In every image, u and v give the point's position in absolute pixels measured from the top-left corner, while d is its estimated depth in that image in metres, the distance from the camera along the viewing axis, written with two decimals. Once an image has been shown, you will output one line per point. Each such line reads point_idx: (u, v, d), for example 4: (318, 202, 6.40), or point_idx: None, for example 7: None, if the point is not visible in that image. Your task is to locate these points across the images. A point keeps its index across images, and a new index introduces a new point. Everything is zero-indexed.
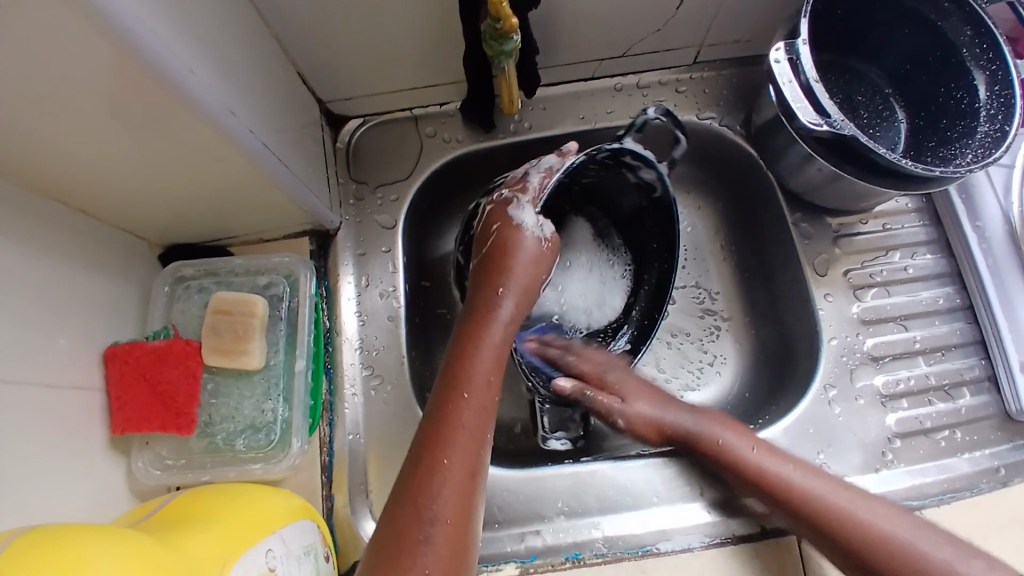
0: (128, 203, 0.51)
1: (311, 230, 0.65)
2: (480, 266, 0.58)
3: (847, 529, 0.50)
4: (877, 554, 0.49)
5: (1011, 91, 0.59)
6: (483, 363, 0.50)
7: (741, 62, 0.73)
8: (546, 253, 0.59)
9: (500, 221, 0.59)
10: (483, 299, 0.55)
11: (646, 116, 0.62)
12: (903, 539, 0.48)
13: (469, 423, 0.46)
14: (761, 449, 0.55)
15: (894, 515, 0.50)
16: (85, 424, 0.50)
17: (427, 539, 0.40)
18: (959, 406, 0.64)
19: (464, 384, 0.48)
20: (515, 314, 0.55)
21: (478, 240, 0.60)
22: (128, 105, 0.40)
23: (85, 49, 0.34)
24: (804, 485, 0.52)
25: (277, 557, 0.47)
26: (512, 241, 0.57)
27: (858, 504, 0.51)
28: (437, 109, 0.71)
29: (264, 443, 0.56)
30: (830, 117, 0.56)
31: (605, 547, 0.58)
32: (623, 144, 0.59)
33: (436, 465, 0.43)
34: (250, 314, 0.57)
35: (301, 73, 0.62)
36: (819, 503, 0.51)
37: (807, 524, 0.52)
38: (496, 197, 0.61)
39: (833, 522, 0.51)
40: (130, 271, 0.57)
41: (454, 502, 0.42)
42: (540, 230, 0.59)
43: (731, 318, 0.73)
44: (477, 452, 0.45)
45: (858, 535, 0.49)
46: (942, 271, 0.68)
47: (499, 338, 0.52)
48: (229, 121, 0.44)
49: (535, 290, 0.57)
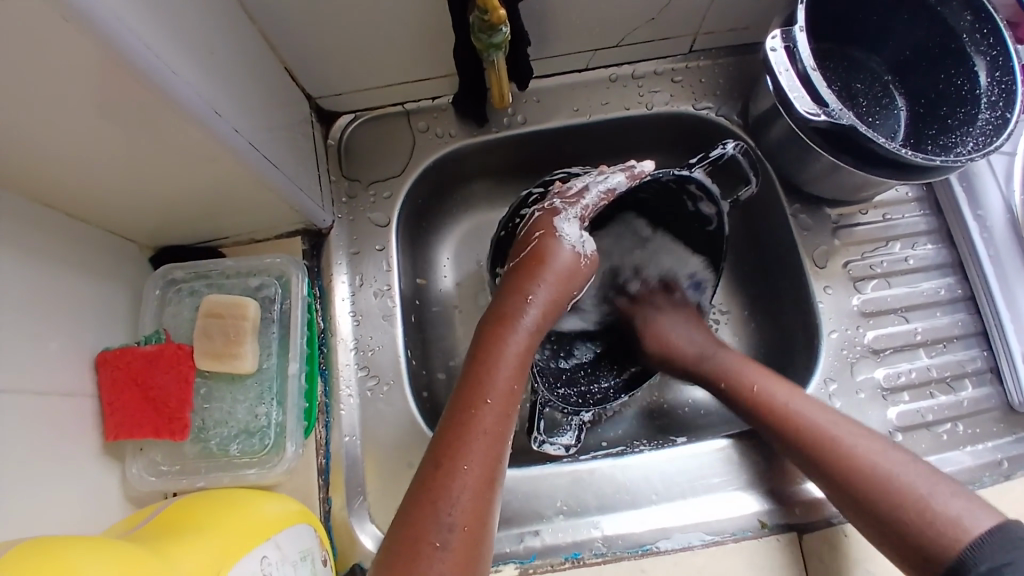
0: (115, 206, 0.50)
1: (303, 230, 0.64)
2: (514, 269, 0.57)
3: (838, 457, 0.50)
4: (863, 486, 0.49)
5: (1011, 78, 0.58)
6: (507, 370, 0.48)
7: (738, 50, 0.72)
8: (582, 269, 0.58)
9: (543, 229, 0.58)
10: (511, 303, 0.53)
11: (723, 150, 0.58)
12: (892, 467, 0.48)
13: (490, 430, 0.45)
14: (769, 379, 0.56)
15: (891, 451, 0.50)
16: (78, 431, 0.49)
17: (442, 544, 0.40)
18: (960, 398, 0.64)
19: (486, 389, 0.47)
20: (540, 322, 0.53)
21: (517, 242, 0.60)
22: (111, 108, 0.39)
23: (65, 49, 0.33)
24: (802, 413, 0.53)
25: (272, 564, 0.47)
26: (550, 251, 0.56)
27: (854, 436, 0.51)
28: (429, 104, 0.70)
29: (258, 447, 0.56)
30: (828, 107, 0.55)
31: (604, 546, 0.58)
32: (691, 174, 0.58)
33: (454, 470, 0.43)
34: (242, 316, 0.56)
35: (289, 69, 0.61)
36: (816, 432, 0.52)
37: (802, 452, 0.52)
38: (544, 204, 0.60)
39: (824, 448, 0.51)
40: (120, 274, 0.56)
41: (470, 509, 0.42)
42: (580, 247, 0.58)
43: (730, 310, 0.73)
44: (496, 458, 0.45)
45: (844, 459, 0.50)
46: (943, 262, 0.67)
47: (524, 346, 0.51)
48: (214, 120, 0.43)
49: (565, 302, 0.56)
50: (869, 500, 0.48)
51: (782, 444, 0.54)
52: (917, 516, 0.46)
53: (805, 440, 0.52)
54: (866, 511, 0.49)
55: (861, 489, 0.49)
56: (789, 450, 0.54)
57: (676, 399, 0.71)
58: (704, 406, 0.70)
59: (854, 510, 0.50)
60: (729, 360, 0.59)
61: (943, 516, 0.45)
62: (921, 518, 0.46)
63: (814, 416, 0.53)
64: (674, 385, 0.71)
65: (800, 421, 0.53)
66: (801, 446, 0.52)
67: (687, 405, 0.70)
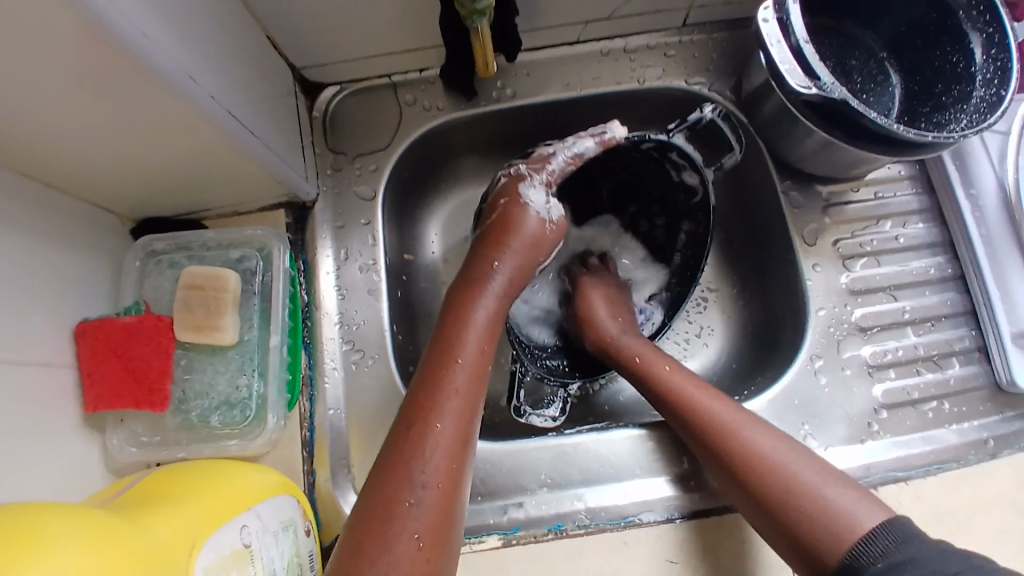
0: (93, 176, 0.49)
1: (286, 202, 0.63)
2: (482, 236, 0.57)
3: (737, 447, 0.50)
4: (760, 476, 0.48)
5: (1007, 55, 0.56)
6: (477, 332, 0.49)
7: (732, 24, 0.71)
8: (548, 235, 0.58)
9: (508, 195, 0.58)
10: (478, 270, 0.54)
11: (704, 114, 0.67)
12: (786, 465, 0.48)
13: (462, 390, 0.45)
14: (680, 371, 0.56)
15: (790, 449, 0.49)
16: (57, 402, 0.49)
17: (415, 502, 0.40)
18: (947, 377, 0.63)
19: (457, 350, 0.47)
20: (507, 288, 0.54)
21: (485, 211, 0.59)
22: (88, 72, 0.38)
23: (42, 18, 0.33)
24: (707, 406, 0.53)
25: (253, 533, 0.47)
26: (517, 218, 0.56)
27: (756, 430, 0.51)
28: (416, 76, 0.69)
29: (239, 419, 0.56)
30: (820, 79, 0.55)
31: (587, 518, 0.58)
32: (672, 139, 0.62)
33: (427, 429, 0.43)
34: (221, 289, 0.56)
35: (272, 39, 0.60)
36: (714, 426, 0.52)
37: (704, 442, 0.52)
38: (510, 170, 0.60)
39: (722, 439, 0.51)
40: (101, 246, 0.56)
41: (444, 467, 0.42)
42: (546, 211, 0.58)
43: (718, 289, 0.73)
44: (469, 418, 0.45)
45: (739, 449, 0.50)
46: (934, 240, 0.67)
47: (492, 310, 0.51)
48: (190, 86, 0.42)
49: (532, 268, 0.56)
50: (762, 495, 0.48)
51: (686, 435, 0.54)
52: (810, 510, 0.46)
53: (706, 428, 0.52)
54: (759, 503, 0.48)
55: (756, 480, 0.48)
56: (691, 439, 0.53)
57: None
58: None
59: (749, 502, 0.49)
60: (642, 349, 0.59)
61: (839, 511, 0.45)
62: (814, 513, 0.45)
63: (718, 412, 0.52)
64: None
65: (704, 413, 0.52)
66: (700, 435, 0.52)
67: None
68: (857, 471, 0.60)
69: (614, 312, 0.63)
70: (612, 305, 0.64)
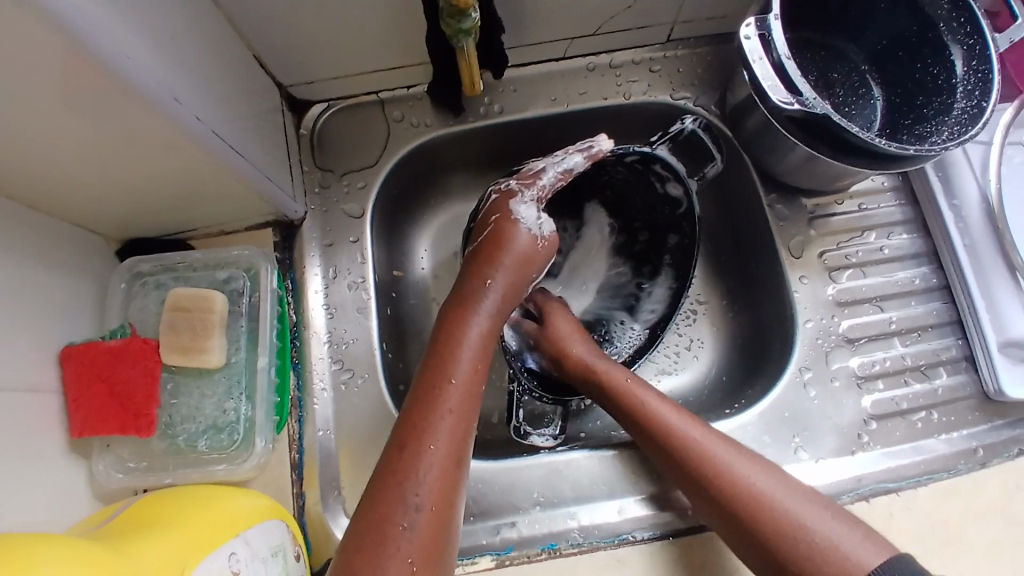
0: (78, 197, 0.49)
1: (274, 221, 0.63)
2: (473, 253, 0.56)
3: (721, 479, 0.50)
4: (747, 509, 0.48)
5: (988, 66, 0.58)
6: (470, 350, 0.49)
7: (716, 40, 0.71)
8: (540, 251, 0.57)
9: (500, 212, 0.57)
10: (471, 287, 0.54)
11: (685, 125, 0.65)
12: (779, 501, 0.48)
13: (456, 409, 0.45)
14: (664, 402, 0.55)
15: (775, 478, 0.49)
16: (42, 428, 0.48)
17: (409, 525, 0.39)
18: (935, 387, 0.64)
19: (451, 369, 0.47)
20: (499, 306, 0.53)
21: (476, 227, 0.59)
22: (72, 94, 0.37)
23: (30, 40, 0.33)
24: (696, 439, 0.52)
25: (241, 560, 0.46)
26: (508, 234, 0.56)
27: (740, 461, 0.50)
28: (404, 93, 0.69)
29: (226, 443, 0.55)
30: (803, 96, 0.55)
31: (580, 536, 0.58)
32: (654, 150, 0.61)
33: (420, 450, 0.42)
34: (208, 310, 0.55)
35: (258, 57, 0.59)
36: (706, 460, 0.51)
37: (688, 473, 0.52)
38: (501, 185, 0.59)
39: (713, 474, 0.50)
40: (86, 268, 0.55)
41: (437, 489, 0.41)
42: (538, 228, 0.58)
43: (707, 301, 0.74)
44: (462, 438, 0.45)
45: (731, 485, 0.49)
46: (918, 251, 0.67)
47: (485, 328, 0.51)
48: (175, 107, 0.42)
49: (523, 285, 0.56)
50: (757, 531, 0.48)
51: (675, 469, 0.53)
52: (799, 542, 0.46)
53: (691, 459, 0.52)
54: (746, 534, 0.48)
55: (744, 512, 0.49)
56: (675, 470, 0.53)
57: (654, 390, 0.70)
58: (683, 397, 0.70)
59: (735, 532, 0.49)
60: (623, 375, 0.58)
61: (828, 543, 0.45)
62: (802, 545, 0.46)
63: (708, 445, 0.52)
64: (654, 375, 0.71)
65: (693, 447, 0.52)
66: (689, 469, 0.52)
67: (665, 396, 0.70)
68: (847, 483, 0.60)
69: (582, 337, 0.61)
70: (580, 331, 0.62)
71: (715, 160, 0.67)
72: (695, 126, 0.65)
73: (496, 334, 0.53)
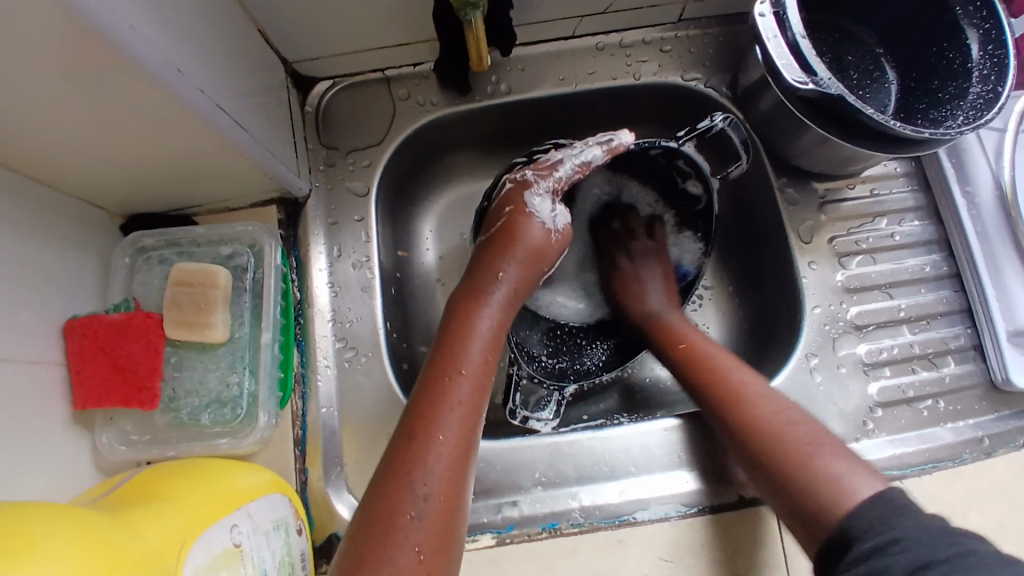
0: (83, 171, 0.49)
1: (278, 198, 0.62)
2: (485, 244, 0.56)
3: (743, 405, 0.51)
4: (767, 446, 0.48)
5: (1005, 51, 0.56)
6: (481, 342, 0.49)
7: (725, 20, 0.70)
8: (553, 245, 0.57)
9: (514, 203, 0.57)
10: (482, 278, 0.53)
11: (713, 124, 0.61)
12: (791, 425, 0.49)
13: (465, 400, 0.45)
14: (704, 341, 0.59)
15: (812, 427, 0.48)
16: (46, 401, 0.48)
17: (417, 514, 0.39)
18: (943, 375, 0.63)
19: (461, 360, 0.47)
20: (512, 299, 0.53)
21: (488, 217, 0.59)
22: (74, 66, 0.37)
23: (30, 17, 0.32)
24: (724, 369, 0.55)
25: (243, 533, 0.46)
26: (521, 227, 0.56)
27: (764, 395, 0.52)
28: (410, 70, 0.68)
29: (230, 418, 0.55)
30: (816, 75, 0.54)
31: (582, 516, 0.58)
32: (679, 145, 0.60)
33: (430, 441, 0.42)
34: (212, 285, 0.55)
35: (262, 31, 0.58)
36: (728, 388, 0.53)
37: (711, 404, 0.54)
38: (515, 174, 0.59)
39: (733, 400, 0.52)
40: (89, 242, 0.55)
41: (446, 479, 0.41)
42: (552, 220, 0.57)
43: (715, 287, 0.73)
44: (471, 430, 0.44)
45: (744, 407, 0.51)
46: (930, 238, 0.66)
47: (496, 320, 0.51)
48: (176, 79, 0.41)
49: (536, 278, 0.56)
50: (764, 452, 0.48)
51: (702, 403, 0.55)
52: (802, 464, 0.46)
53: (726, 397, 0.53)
54: (752, 454, 0.49)
55: (757, 435, 0.49)
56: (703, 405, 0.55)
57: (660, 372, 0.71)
58: None
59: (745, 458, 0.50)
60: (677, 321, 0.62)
61: (829, 473, 0.44)
62: (803, 463, 0.46)
63: (736, 376, 0.54)
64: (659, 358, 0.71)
65: (717, 377, 0.54)
66: (712, 398, 0.54)
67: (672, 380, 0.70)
68: None
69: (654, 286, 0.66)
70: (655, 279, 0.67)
71: (740, 161, 0.65)
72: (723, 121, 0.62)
73: (508, 327, 0.53)
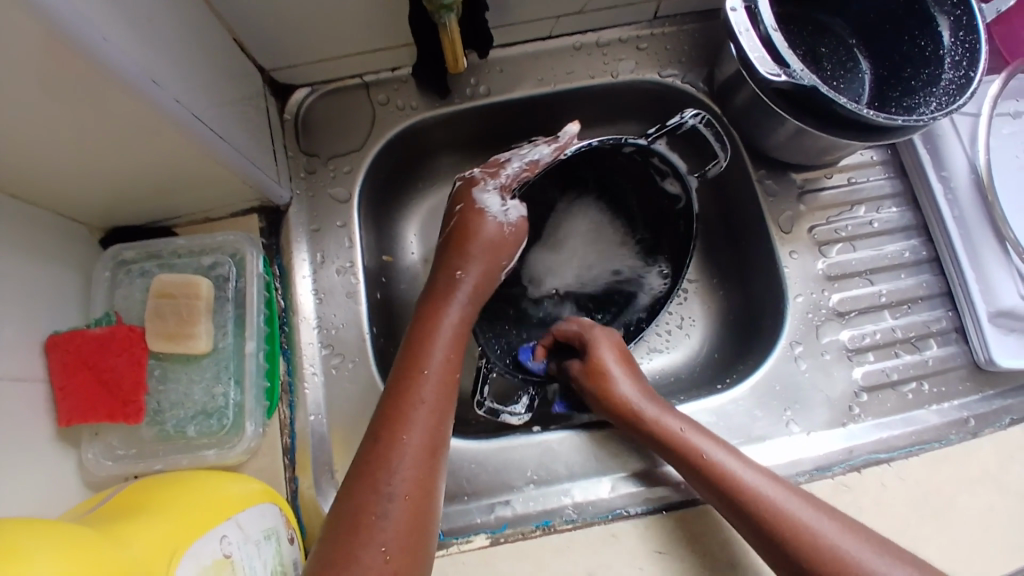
0: (59, 186, 0.48)
1: (259, 206, 0.62)
2: (443, 245, 0.56)
3: (792, 528, 0.47)
4: (805, 552, 0.46)
5: (976, 36, 0.57)
6: (442, 341, 0.49)
7: (702, 16, 0.71)
8: (508, 239, 0.57)
9: (465, 200, 0.57)
10: (441, 278, 0.54)
11: (684, 118, 0.63)
12: (854, 553, 0.45)
13: (429, 399, 0.45)
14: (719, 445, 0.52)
15: (843, 526, 0.47)
16: (30, 418, 0.48)
17: (383, 514, 0.40)
18: (926, 357, 0.64)
19: (423, 360, 0.47)
20: (473, 295, 0.54)
21: (445, 217, 0.59)
22: (48, 78, 0.37)
23: (10, 32, 0.32)
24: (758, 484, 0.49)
25: (233, 543, 0.46)
26: (474, 225, 0.55)
27: (808, 511, 0.47)
28: (389, 75, 0.68)
29: (216, 428, 0.55)
30: (788, 67, 0.54)
31: (574, 513, 0.57)
32: (652, 144, 0.62)
33: (394, 441, 0.42)
34: (194, 296, 0.55)
35: (238, 41, 0.58)
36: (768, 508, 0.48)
37: (750, 522, 0.49)
38: (467, 174, 0.59)
39: (779, 523, 0.47)
40: (69, 256, 0.54)
41: (412, 477, 0.41)
42: (504, 215, 0.57)
43: (699, 279, 0.73)
44: (437, 428, 0.45)
45: (795, 533, 0.46)
46: (908, 224, 0.67)
47: (458, 319, 0.51)
48: (152, 89, 0.41)
49: (495, 275, 0.56)
50: None
51: (732, 515, 0.50)
52: None
53: (746, 500, 0.49)
54: None
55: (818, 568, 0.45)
56: (734, 519, 0.50)
57: (647, 368, 0.70)
58: (676, 374, 0.70)
59: None
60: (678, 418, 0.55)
61: None
62: None
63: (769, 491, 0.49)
64: (645, 353, 0.71)
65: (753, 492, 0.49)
66: (750, 515, 0.48)
67: (658, 374, 0.70)
68: (839, 454, 0.60)
69: (627, 368, 0.58)
70: (621, 359, 0.59)
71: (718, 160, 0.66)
72: (694, 118, 0.63)
73: (470, 323, 0.53)
